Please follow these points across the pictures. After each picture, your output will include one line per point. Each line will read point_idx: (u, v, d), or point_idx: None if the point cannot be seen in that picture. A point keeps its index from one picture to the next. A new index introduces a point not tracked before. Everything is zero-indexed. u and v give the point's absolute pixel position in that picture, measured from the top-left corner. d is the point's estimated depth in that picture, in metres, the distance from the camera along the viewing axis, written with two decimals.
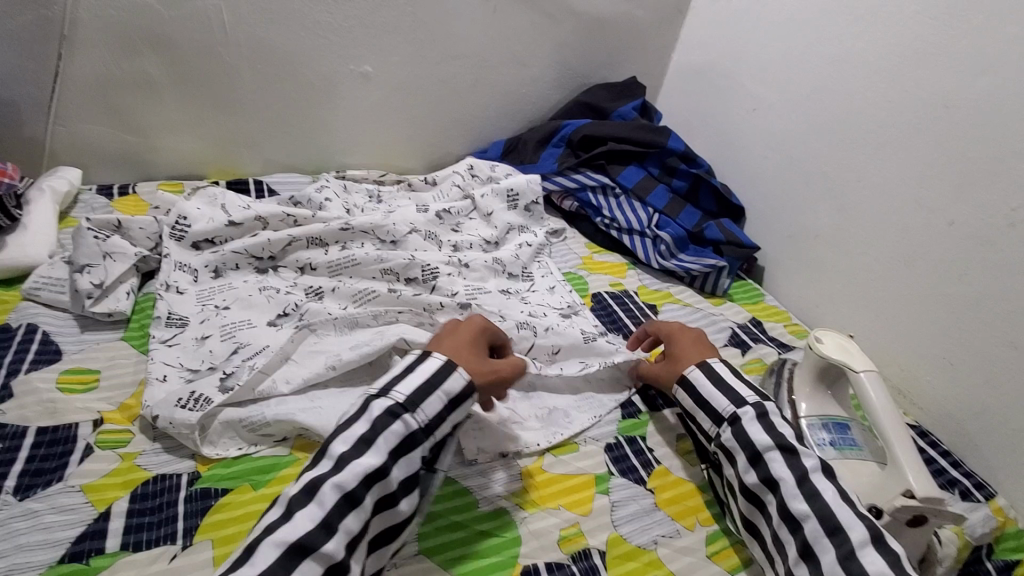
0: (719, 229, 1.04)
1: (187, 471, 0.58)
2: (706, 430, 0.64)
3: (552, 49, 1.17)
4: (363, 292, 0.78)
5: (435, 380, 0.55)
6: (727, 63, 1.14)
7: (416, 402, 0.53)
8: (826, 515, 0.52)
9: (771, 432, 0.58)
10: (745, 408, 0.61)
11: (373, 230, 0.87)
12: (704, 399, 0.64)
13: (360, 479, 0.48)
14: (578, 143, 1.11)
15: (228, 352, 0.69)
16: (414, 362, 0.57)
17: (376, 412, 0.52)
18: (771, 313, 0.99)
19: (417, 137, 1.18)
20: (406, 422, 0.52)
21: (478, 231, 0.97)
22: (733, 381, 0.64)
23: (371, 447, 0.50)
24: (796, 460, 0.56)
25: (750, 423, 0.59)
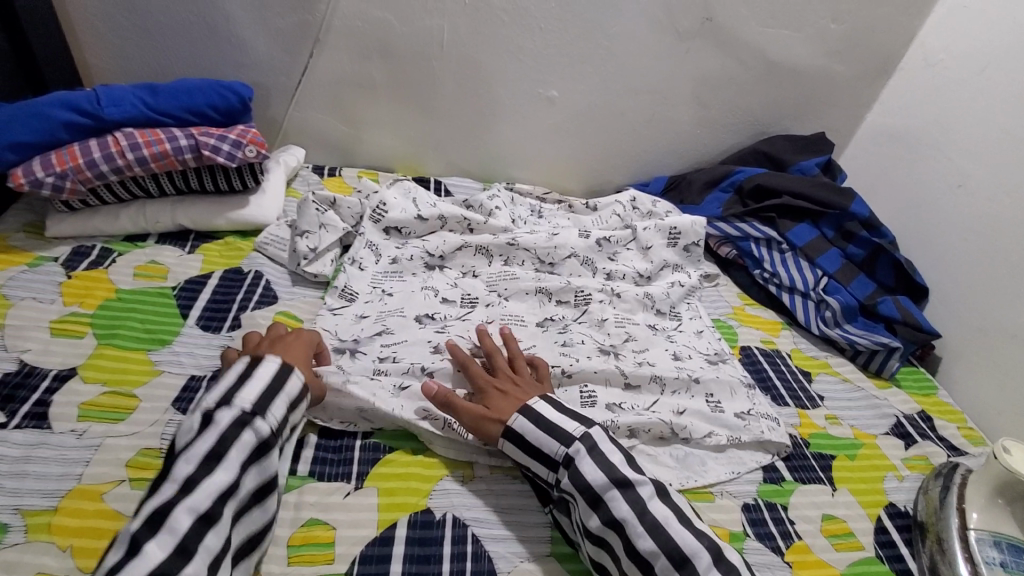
0: (895, 306, 0.95)
1: (360, 431, 0.65)
2: (545, 478, 0.59)
3: (737, 94, 1.16)
4: (511, 317, 0.84)
5: (272, 380, 0.53)
6: (935, 131, 1.05)
7: (263, 404, 0.52)
8: (671, 550, 0.51)
9: (603, 467, 0.56)
10: (574, 445, 0.57)
11: (534, 249, 0.93)
12: (535, 443, 0.59)
13: (217, 497, 0.47)
14: (748, 191, 1.09)
15: (373, 334, 0.76)
16: (279, 375, 0.54)
17: (223, 422, 0.49)
18: (946, 411, 0.88)
19: (584, 162, 1.23)
20: (257, 428, 0.50)
21: (633, 263, 0.98)
22: (557, 420, 0.60)
23: (221, 463, 0.47)
24: (632, 493, 0.54)
25: (580, 459, 0.57)
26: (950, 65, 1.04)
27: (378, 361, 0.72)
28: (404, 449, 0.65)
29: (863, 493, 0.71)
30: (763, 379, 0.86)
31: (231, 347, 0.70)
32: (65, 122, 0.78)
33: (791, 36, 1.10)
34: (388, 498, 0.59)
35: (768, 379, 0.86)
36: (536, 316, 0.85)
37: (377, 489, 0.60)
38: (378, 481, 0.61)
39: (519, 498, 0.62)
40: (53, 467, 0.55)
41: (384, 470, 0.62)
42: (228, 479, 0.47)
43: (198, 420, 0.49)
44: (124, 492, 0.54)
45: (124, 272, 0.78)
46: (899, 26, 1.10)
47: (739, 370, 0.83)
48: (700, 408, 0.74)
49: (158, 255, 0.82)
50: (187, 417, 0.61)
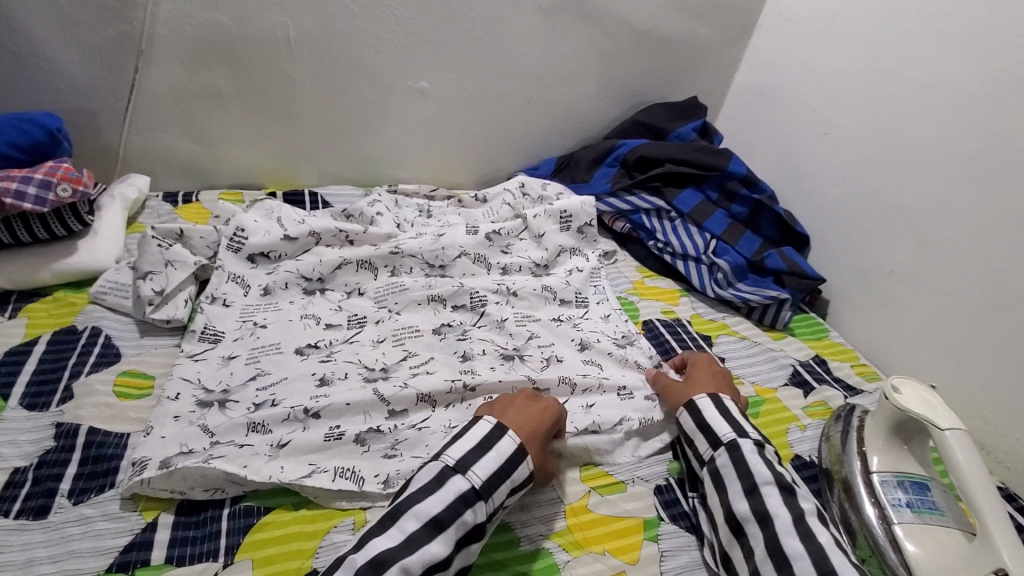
0: (781, 258, 0.98)
1: (224, 501, 0.58)
2: (699, 453, 0.64)
3: (610, 67, 1.15)
4: (403, 330, 0.77)
5: (509, 469, 0.57)
6: (796, 85, 1.09)
7: (490, 488, 0.55)
8: (819, 557, 0.51)
9: (772, 469, 0.58)
10: (746, 439, 0.61)
11: (421, 254, 0.87)
12: (705, 421, 0.64)
13: (425, 567, 0.49)
14: (632, 163, 1.08)
15: (246, 377, 0.68)
16: (490, 440, 0.58)
17: (451, 493, 0.53)
18: (837, 351, 0.92)
19: (469, 153, 1.18)
20: (478, 511, 0.54)
21: (528, 253, 0.95)
22: (736, 418, 0.64)
23: (441, 533, 0.51)
24: (792, 501, 0.56)
25: (750, 454, 0.60)
26: (801, 19, 1.08)
27: (251, 409, 0.64)
28: (283, 506, 0.58)
29: None
30: (667, 350, 0.86)
31: (61, 423, 0.60)
32: None
33: (653, 4, 1.09)
34: (267, 568, 0.53)
35: (670, 349, 0.86)
36: (432, 325, 0.79)
37: (251, 561, 0.53)
38: (251, 551, 0.54)
39: None
40: None
41: (258, 536, 0.55)
42: (375, 556, 0.48)
43: (437, 476, 0.55)
44: None
45: None
46: None
47: (645, 348, 0.83)
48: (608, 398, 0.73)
49: None
50: (9, 519, 0.52)
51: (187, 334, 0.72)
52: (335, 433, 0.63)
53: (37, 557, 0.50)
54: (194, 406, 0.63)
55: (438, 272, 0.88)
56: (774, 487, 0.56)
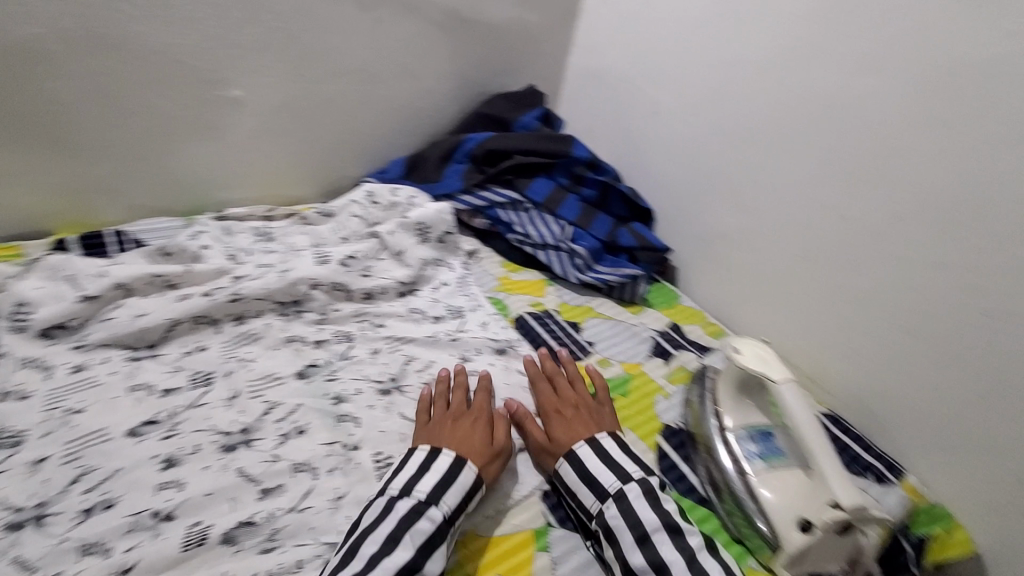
0: (631, 235, 1.04)
1: None
2: (586, 507, 0.62)
3: (445, 58, 1.10)
4: (264, 378, 0.71)
5: (450, 476, 0.59)
6: (623, 66, 1.14)
7: (437, 495, 0.57)
8: None
9: (657, 511, 0.59)
10: (631, 483, 0.61)
11: (269, 296, 0.79)
12: (588, 472, 0.63)
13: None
14: (482, 158, 1.07)
15: (67, 481, 0.57)
16: (426, 461, 0.60)
17: (401, 511, 0.55)
18: (688, 315, 1.00)
19: (307, 164, 1.08)
20: (432, 518, 0.55)
21: (390, 272, 0.90)
22: (619, 458, 0.64)
23: (400, 544, 0.53)
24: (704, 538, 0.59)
25: (636, 499, 0.60)
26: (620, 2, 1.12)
27: (79, 518, 0.54)
28: None
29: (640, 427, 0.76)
30: (540, 345, 0.87)
31: None
32: None
33: None
34: None
35: (542, 343, 0.87)
36: (293, 368, 0.74)
37: None
38: None
39: None
40: None
41: None
42: None
43: (383, 507, 0.56)
44: None
45: None
46: None
47: (530, 352, 0.84)
48: None
49: None
50: None
51: None
52: (198, 537, 0.54)
53: None
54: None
55: (291, 310, 0.81)
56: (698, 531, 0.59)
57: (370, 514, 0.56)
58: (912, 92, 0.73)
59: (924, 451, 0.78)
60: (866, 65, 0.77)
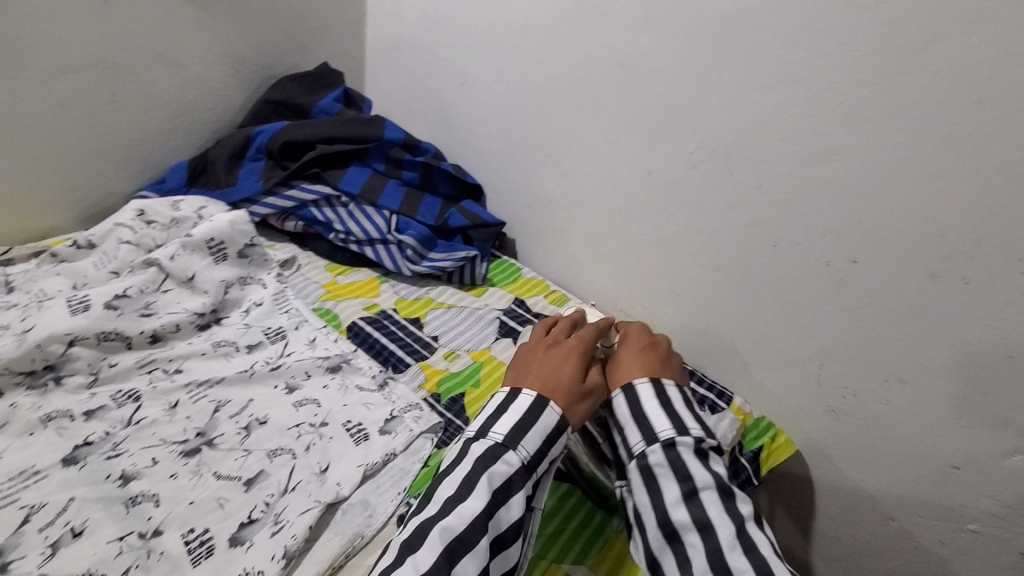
0: (462, 215, 0.99)
1: None
2: (631, 445, 0.60)
3: (210, 38, 0.93)
4: (20, 473, 0.56)
5: (530, 417, 0.58)
6: (423, 35, 1.06)
7: (514, 438, 0.57)
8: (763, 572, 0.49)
9: (710, 470, 0.56)
10: (683, 437, 0.58)
11: (7, 367, 0.62)
12: (642, 414, 0.60)
13: (467, 527, 0.51)
14: (280, 153, 0.94)
15: None
16: (507, 401, 0.61)
17: (477, 453, 0.56)
18: (531, 286, 0.99)
19: (50, 186, 0.87)
20: (509, 460, 0.55)
21: (181, 305, 0.75)
22: (667, 408, 0.61)
23: (471, 489, 0.53)
24: (733, 507, 0.54)
25: (686, 455, 0.57)
26: None
27: None
28: None
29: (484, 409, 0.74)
30: (379, 352, 0.80)
31: None
32: None
33: None
34: None
35: (382, 350, 0.80)
36: (58, 453, 0.58)
37: None
38: None
39: None
40: None
41: None
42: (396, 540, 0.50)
43: (479, 450, 0.57)
44: None
45: None
46: None
47: (368, 364, 0.76)
48: (341, 453, 0.64)
49: None
50: None
51: None
52: None
53: None
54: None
55: (46, 378, 0.64)
56: (713, 493, 0.54)
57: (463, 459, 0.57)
58: (687, 45, 0.76)
59: (745, 373, 0.86)
60: (644, 21, 0.79)
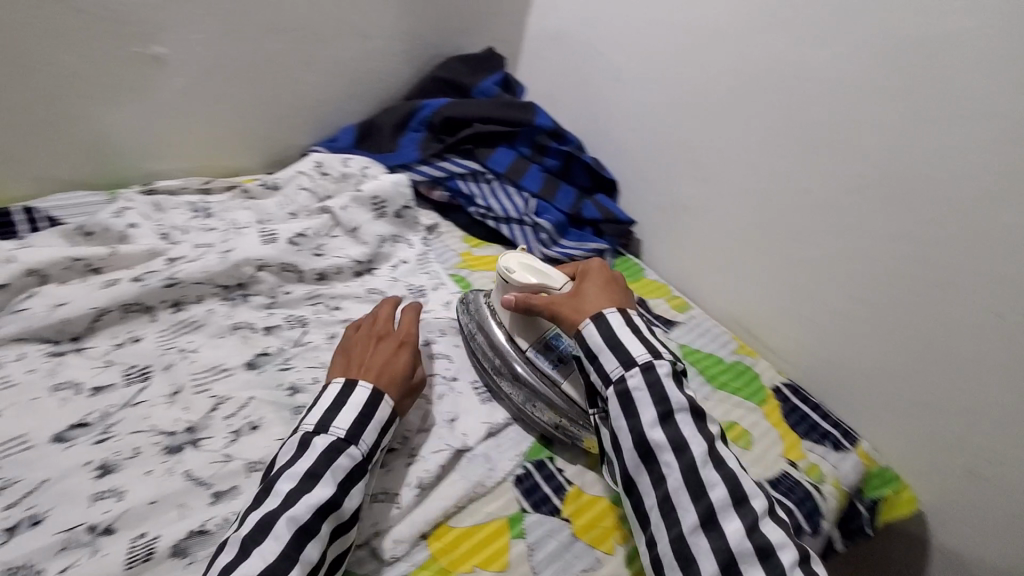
0: (595, 208, 1.01)
1: None
2: (607, 372, 0.59)
3: (396, 15, 1.02)
4: (211, 370, 0.66)
5: (367, 411, 0.56)
6: (584, 29, 1.09)
7: (356, 433, 0.55)
8: (733, 488, 0.53)
9: (684, 393, 0.57)
10: (662, 361, 0.59)
11: (210, 278, 0.72)
12: (615, 340, 0.60)
13: (316, 511, 0.49)
14: (440, 126, 1.01)
15: None
16: (342, 395, 0.57)
17: (319, 447, 0.53)
18: (653, 289, 0.99)
19: (247, 131, 0.99)
20: (353, 454, 0.54)
21: (345, 251, 0.84)
22: (626, 340, 0.60)
23: (321, 481, 0.51)
24: (703, 428, 0.57)
25: (665, 378, 0.58)
26: None
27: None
28: None
29: None
30: None
31: None
32: None
33: None
34: None
35: None
36: (241, 359, 0.68)
37: None
38: None
39: None
40: None
41: None
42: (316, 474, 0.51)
43: (298, 444, 0.53)
44: None
45: None
46: None
47: None
48: (468, 406, 0.70)
49: None
50: None
51: None
52: (143, 553, 0.49)
53: None
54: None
55: (237, 294, 0.74)
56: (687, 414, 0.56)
57: (286, 453, 0.54)
58: (874, 64, 0.73)
59: (874, 415, 0.82)
60: (829, 35, 0.77)
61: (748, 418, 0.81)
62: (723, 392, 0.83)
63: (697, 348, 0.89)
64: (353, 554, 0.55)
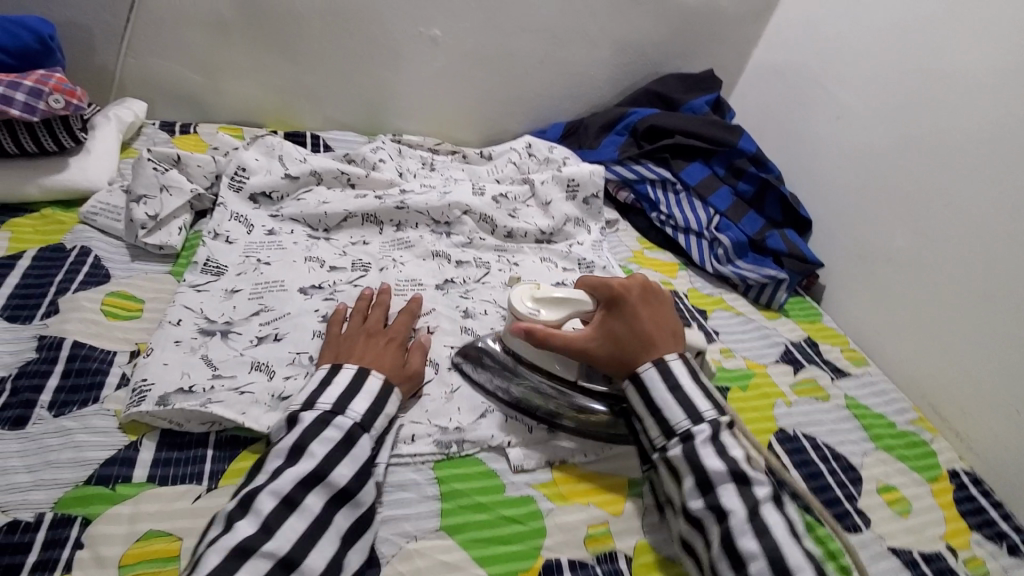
0: (781, 240, 0.99)
1: (208, 435, 0.55)
2: (651, 438, 0.59)
3: (630, 30, 1.11)
4: (408, 280, 0.78)
5: (357, 382, 0.57)
6: (815, 66, 1.07)
7: (345, 403, 0.55)
8: (774, 555, 0.50)
9: (726, 458, 0.54)
10: (701, 427, 0.56)
11: (428, 211, 0.86)
12: (659, 405, 0.58)
13: (297, 483, 0.49)
14: (642, 133, 1.06)
15: (249, 312, 0.67)
16: (327, 376, 0.57)
17: (307, 421, 0.53)
18: (828, 335, 0.94)
19: (477, 111, 1.15)
20: (340, 424, 0.53)
21: (534, 220, 0.93)
22: (693, 393, 0.58)
23: (304, 453, 0.51)
24: (746, 490, 0.53)
25: (702, 445, 0.55)
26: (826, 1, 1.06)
27: (254, 342, 0.64)
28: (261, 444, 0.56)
29: (754, 422, 0.75)
30: None
31: (44, 336, 0.58)
32: None
33: None
34: None
35: None
36: (433, 281, 0.80)
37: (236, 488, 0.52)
38: (235, 479, 0.53)
39: (407, 473, 0.58)
40: None
41: (241, 466, 0.54)
42: (291, 444, 0.51)
43: (287, 421, 0.54)
44: None
45: None
46: None
47: None
48: None
49: None
50: None
51: (189, 265, 0.71)
52: None
53: (12, 466, 0.49)
54: (196, 333, 0.63)
55: (442, 229, 0.87)
56: (730, 481, 0.53)
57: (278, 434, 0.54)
58: None
59: None
60: None
61: (909, 488, 0.73)
62: (886, 454, 0.76)
63: (866, 405, 0.83)
64: (487, 452, 0.62)
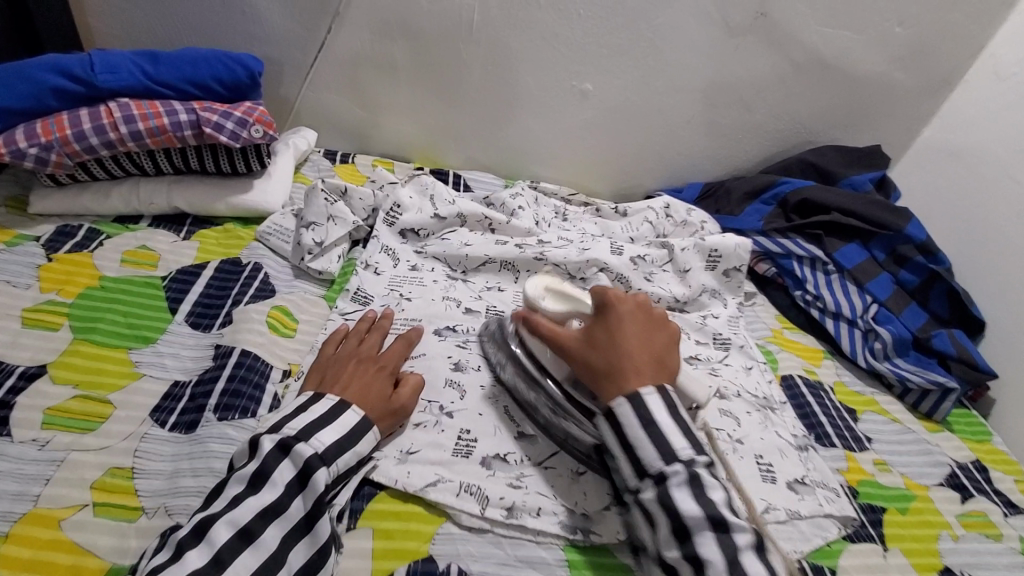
0: (950, 340, 0.87)
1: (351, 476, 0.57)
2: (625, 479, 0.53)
3: (788, 98, 1.06)
4: None
5: (329, 414, 0.53)
6: (1003, 152, 0.96)
7: (311, 431, 0.51)
8: None
9: (703, 501, 0.48)
10: (676, 467, 0.50)
11: (564, 265, 0.86)
12: (632, 440, 0.52)
13: (260, 515, 0.46)
14: (793, 206, 1.00)
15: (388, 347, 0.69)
16: (305, 403, 0.54)
17: (267, 446, 0.49)
18: (998, 458, 0.81)
19: (614, 164, 1.14)
20: (303, 451, 0.50)
21: (669, 286, 0.89)
22: (671, 429, 0.51)
23: (266, 483, 0.48)
24: (727, 538, 0.47)
25: (677, 488, 0.49)
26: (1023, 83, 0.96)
27: None
28: (396, 511, 0.55)
29: (916, 555, 0.65)
30: (807, 416, 0.78)
31: (220, 345, 0.62)
32: (53, 87, 0.69)
33: (850, 39, 1.00)
34: (389, 562, 0.52)
35: (812, 417, 0.78)
36: None
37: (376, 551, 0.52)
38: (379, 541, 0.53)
39: (533, 546, 0.56)
40: (7, 484, 0.47)
41: (386, 526, 0.54)
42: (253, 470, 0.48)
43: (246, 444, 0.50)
44: (86, 518, 0.47)
45: (111, 257, 0.70)
46: (971, 33, 1.00)
47: (789, 422, 0.75)
48: (750, 475, 0.66)
49: (151, 240, 0.74)
50: (164, 430, 0.54)
51: (341, 292, 0.75)
52: (464, 450, 0.61)
53: (182, 469, 0.51)
54: None
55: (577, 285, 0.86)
56: (709, 529, 0.47)
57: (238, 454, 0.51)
58: None
59: None
60: None
61: None
62: None
63: None
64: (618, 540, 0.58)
